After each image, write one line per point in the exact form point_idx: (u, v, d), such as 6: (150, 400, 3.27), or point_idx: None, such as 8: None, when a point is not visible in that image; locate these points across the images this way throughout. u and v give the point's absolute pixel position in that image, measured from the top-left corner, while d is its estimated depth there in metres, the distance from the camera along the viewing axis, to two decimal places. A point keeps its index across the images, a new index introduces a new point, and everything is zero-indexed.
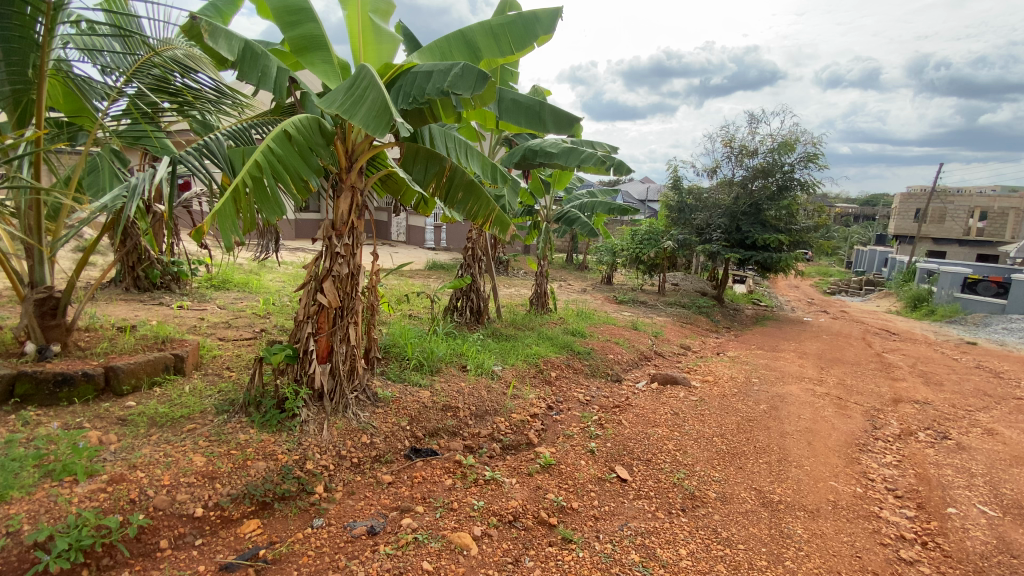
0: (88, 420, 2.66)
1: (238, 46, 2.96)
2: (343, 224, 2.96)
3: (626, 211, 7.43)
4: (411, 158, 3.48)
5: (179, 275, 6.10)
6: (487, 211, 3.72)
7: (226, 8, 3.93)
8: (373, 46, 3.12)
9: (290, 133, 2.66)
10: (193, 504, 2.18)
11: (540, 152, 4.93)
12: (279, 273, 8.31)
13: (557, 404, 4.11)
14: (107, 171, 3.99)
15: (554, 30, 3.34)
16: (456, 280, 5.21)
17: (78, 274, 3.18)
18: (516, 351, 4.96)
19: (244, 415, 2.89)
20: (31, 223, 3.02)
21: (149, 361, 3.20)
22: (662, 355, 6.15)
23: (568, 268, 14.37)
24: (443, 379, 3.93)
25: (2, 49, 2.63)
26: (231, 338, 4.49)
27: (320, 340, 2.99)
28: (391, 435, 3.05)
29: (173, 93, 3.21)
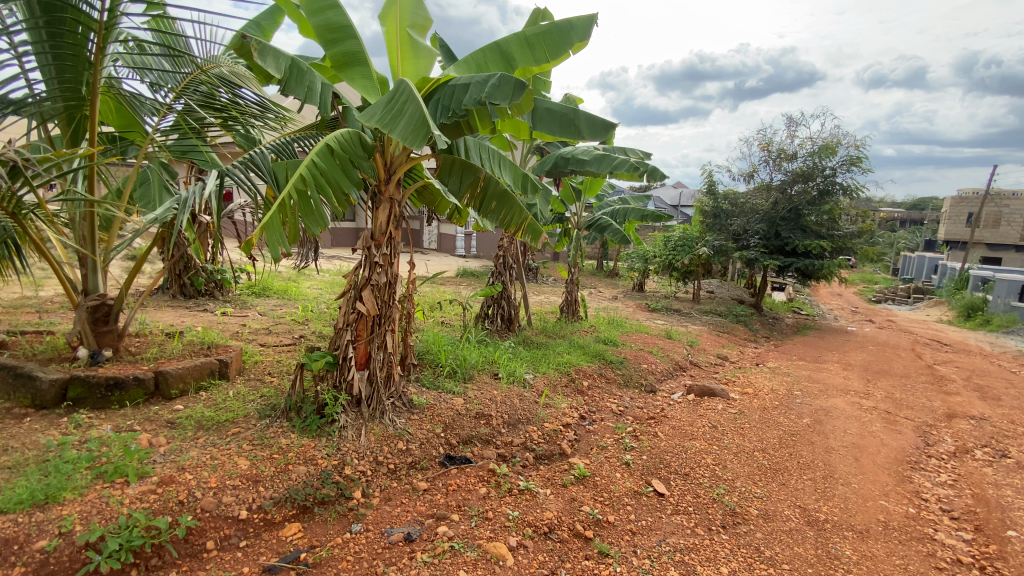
0: (138, 423, 2.79)
1: (285, 64, 3.05)
2: (382, 234, 3.03)
3: (660, 218, 7.33)
4: (447, 170, 3.52)
5: (222, 283, 6.35)
6: (520, 220, 3.80)
7: (268, 25, 4.12)
8: (412, 60, 3.18)
9: (332, 147, 2.75)
10: (237, 506, 2.25)
11: (573, 159, 4.92)
12: (317, 280, 8.54)
13: (590, 414, 4.07)
14: (156, 184, 4.22)
15: (589, 36, 3.31)
16: (488, 287, 5.24)
17: (128, 283, 3.35)
18: (548, 359, 4.94)
19: (286, 419, 2.97)
20: (85, 234, 3.18)
21: (196, 366, 3.34)
22: (698, 365, 6.00)
23: (600, 276, 14.25)
24: (475, 386, 3.95)
25: (57, 67, 2.80)
26: (271, 344, 4.63)
27: (358, 348, 3.05)
28: (426, 442, 3.08)
29: (219, 108, 3.37)
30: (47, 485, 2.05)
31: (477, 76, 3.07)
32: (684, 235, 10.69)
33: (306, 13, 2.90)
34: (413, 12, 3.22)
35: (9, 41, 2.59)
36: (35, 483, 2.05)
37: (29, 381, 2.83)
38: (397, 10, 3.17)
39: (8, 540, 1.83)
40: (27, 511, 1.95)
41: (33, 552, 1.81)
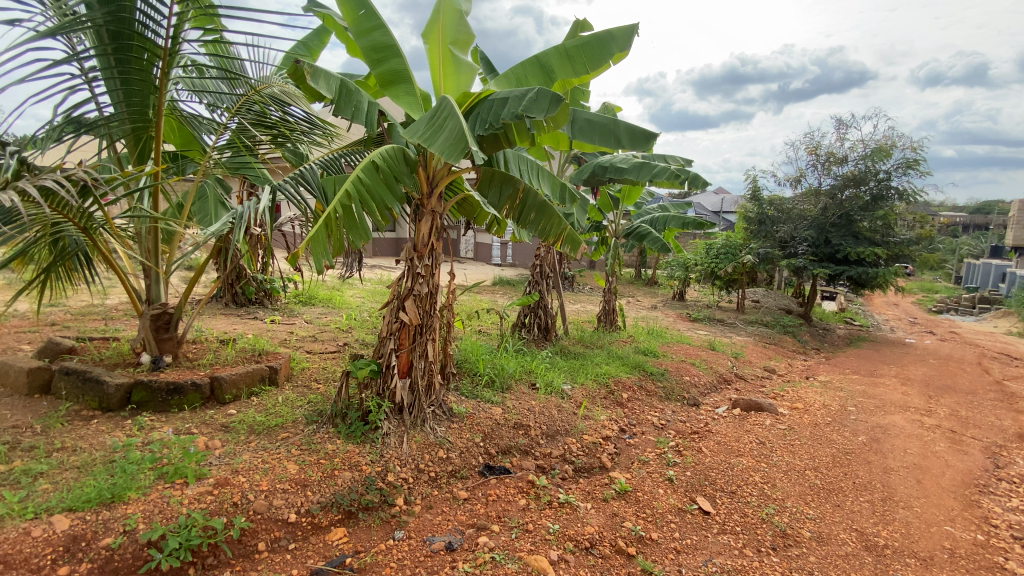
0: (195, 426, 2.94)
1: (336, 84, 3.21)
2: (424, 246, 3.10)
3: (702, 226, 7.16)
4: (487, 182, 3.58)
5: (271, 292, 6.62)
6: (559, 231, 3.74)
7: (315, 45, 4.33)
8: (453, 76, 3.26)
9: (377, 163, 2.83)
10: (287, 510, 2.33)
11: (612, 168, 4.89)
12: (359, 289, 8.78)
13: (630, 427, 3.99)
14: (213, 198, 4.49)
15: (629, 46, 3.30)
16: (525, 297, 5.26)
17: (187, 292, 3.54)
18: (586, 369, 4.89)
19: (332, 425, 3.07)
20: (149, 247, 3.39)
21: (248, 372, 3.50)
22: (743, 378, 5.80)
23: (638, 285, 14.03)
24: (513, 396, 3.95)
25: (125, 91, 3.01)
26: (317, 351, 4.80)
27: (401, 356, 3.13)
28: (466, 451, 3.10)
29: (271, 126, 3.56)
30: (113, 486, 2.17)
31: (516, 90, 3.11)
32: (727, 243, 10.40)
33: (354, 35, 3.03)
34: (454, 29, 3.30)
35: (82, 68, 2.82)
36: (102, 482, 2.19)
37: (97, 385, 3.03)
38: (440, 28, 3.27)
39: (78, 537, 1.95)
40: (95, 509, 2.07)
41: (99, 549, 1.92)
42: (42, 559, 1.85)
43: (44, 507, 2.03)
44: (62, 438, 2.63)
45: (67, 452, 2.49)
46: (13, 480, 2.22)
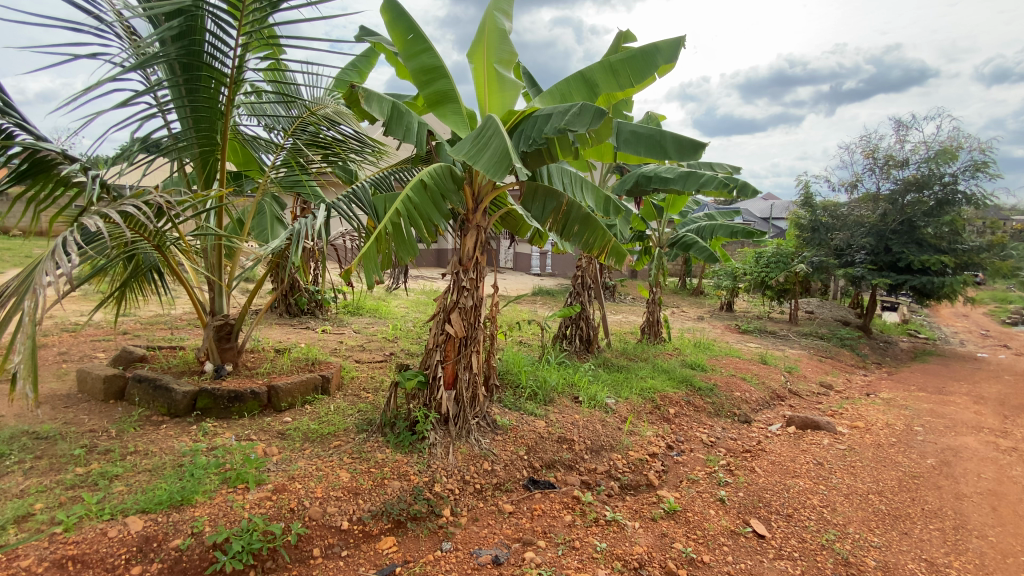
0: (254, 433, 3.09)
1: (387, 108, 3.32)
2: (469, 259, 3.16)
3: (751, 235, 6.93)
4: (530, 196, 3.62)
5: (322, 302, 6.89)
6: (602, 242, 3.75)
7: (363, 66, 4.53)
8: (498, 94, 3.32)
9: (425, 182, 2.92)
10: (340, 517, 2.41)
11: (656, 178, 4.83)
12: (404, 300, 9.00)
13: (677, 444, 3.90)
14: (270, 215, 4.75)
15: (676, 57, 3.27)
16: (566, 308, 5.24)
17: (247, 304, 3.73)
18: (630, 383, 4.82)
19: (381, 434, 3.16)
20: (213, 262, 3.61)
21: (303, 382, 3.65)
22: (798, 395, 5.54)
23: (683, 295, 13.69)
24: (557, 409, 3.94)
25: (194, 118, 3.24)
26: (365, 361, 4.95)
27: (446, 367, 3.19)
28: (510, 464, 3.11)
29: (324, 146, 3.74)
30: (181, 489, 2.31)
31: (561, 106, 3.14)
32: (777, 252, 10.01)
33: (403, 59, 3.15)
34: (499, 48, 3.36)
35: (158, 98, 3.06)
36: (172, 486, 2.33)
37: (166, 392, 3.24)
38: (485, 47, 3.34)
39: (150, 538, 2.07)
40: (165, 511, 2.21)
41: (169, 550, 2.04)
42: (117, 559, 1.98)
43: (120, 509, 2.18)
44: (135, 442, 2.81)
45: (140, 455, 2.67)
46: (92, 482, 2.39)
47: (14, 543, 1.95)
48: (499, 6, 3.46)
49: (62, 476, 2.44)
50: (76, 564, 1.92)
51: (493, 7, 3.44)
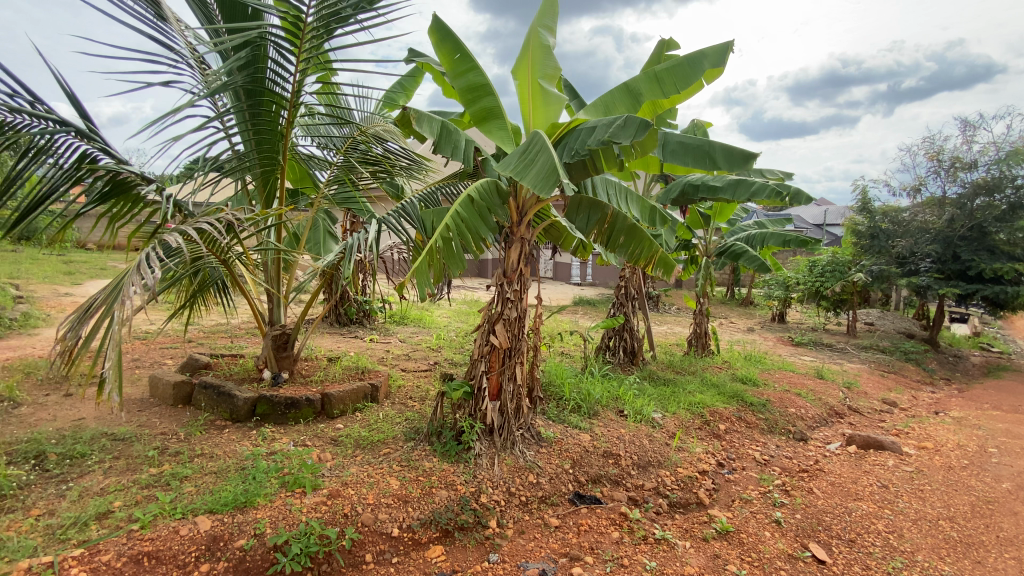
0: (309, 439, 3.23)
1: (437, 126, 3.43)
2: (514, 271, 3.19)
3: (804, 243, 6.65)
4: (575, 209, 3.62)
5: (369, 312, 7.12)
6: (649, 253, 3.72)
7: (409, 84, 4.69)
8: (543, 108, 3.33)
9: (473, 197, 3.00)
10: (390, 524, 2.47)
11: (703, 187, 4.72)
12: (446, 309, 9.17)
13: (728, 461, 3.77)
14: (323, 230, 4.98)
15: (723, 61, 3.20)
16: (610, 319, 5.19)
17: (302, 315, 3.89)
18: (677, 397, 4.71)
19: (428, 443, 3.23)
20: (272, 275, 3.80)
21: (353, 390, 3.77)
22: (858, 412, 5.24)
23: (731, 305, 13.25)
24: (601, 423, 3.90)
25: (258, 140, 3.45)
26: (411, 370, 5.06)
27: (491, 379, 3.22)
28: (555, 477, 3.10)
29: (374, 163, 3.89)
30: (244, 492, 2.44)
31: (606, 118, 3.15)
32: (833, 261, 9.55)
33: (451, 78, 3.24)
34: (543, 63, 3.39)
35: (225, 124, 3.28)
36: (236, 488, 2.47)
37: (229, 398, 3.43)
38: (529, 63, 3.38)
39: (217, 537, 2.19)
40: (230, 512, 2.33)
41: (234, 549, 2.15)
42: (188, 556, 2.10)
43: (190, 508, 2.32)
44: (201, 445, 2.99)
45: (207, 458, 2.84)
46: (165, 482, 2.56)
47: (97, 538, 2.11)
48: (544, 22, 3.51)
49: (138, 476, 2.62)
50: (150, 559, 2.05)
51: (537, 23, 3.49)
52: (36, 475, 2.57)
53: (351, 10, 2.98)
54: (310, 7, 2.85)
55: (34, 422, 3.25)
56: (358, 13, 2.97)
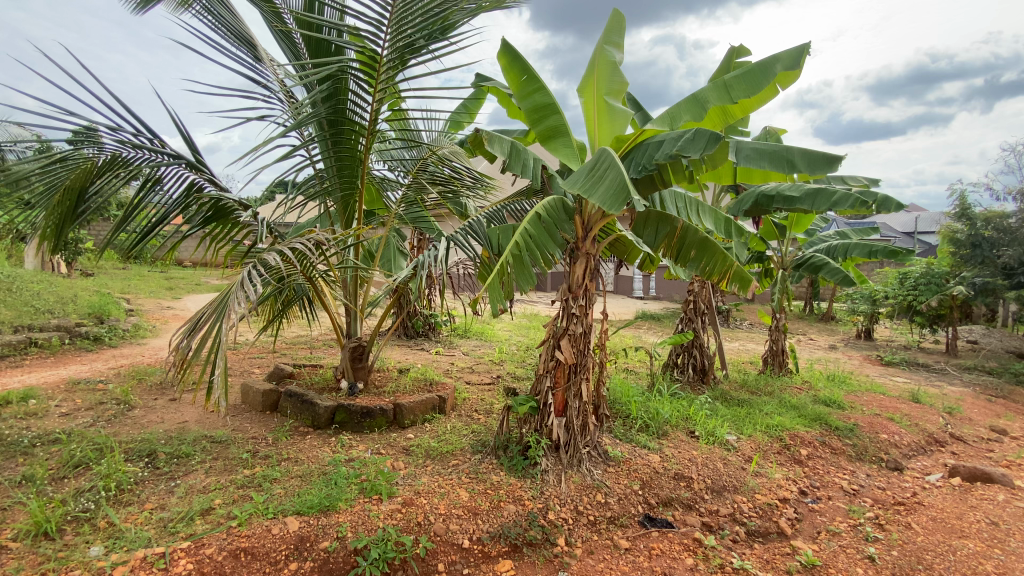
0: (383, 447, 3.37)
1: (506, 146, 3.51)
2: (579, 286, 3.17)
3: (893, 254, 6.14)
4: (642, 223, 3.59)
5: (435, 325, 7.34)
6: (723, 268, 3.60)
7: (473, 105, 4.87)
8: (608, 124, 3.32)
9: (540, 215, 3.06)
10: (461, 535, 2.52)
11: (779, 197, 4.44)
12: (508, 323, 9.28)
13: (812, 489, 3.52)
14: (394, 248, 5.23)
15: (798, 64, 3.08)
16: (677, 335, 5.03)
17: (376, 329, 4.08)
18: (753, 419, 4.48)
19: (495, 456, 3.28)
20: (350, 290, 4.03)
21: (423, 401, 3.91)
22: (963, 440, 4.73)
23: (809, 321, 12.42)
24: (672, 444, 3.78)
25: (339, 166, 3.70)
26: (475, 383, 5.16)
27: (556, 395, 3.23)
28: (625, 498, 3.03)
29: (442, 183, 4.06)
30: (327, 496, 2.59)
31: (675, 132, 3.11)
32: (927, 272, 8.74)
33: (517, 99, 3.33)
34: (609, 79, 3.37)
35: (311, 153, 3.55)
36: (320, 492, 2.62)
37: (311, 406, 3.66)
38: (594, 80, 3.39)
39: (304, 538, 2.33)
40: (315, 515, 2.48)
41: (319, 550, 2.28)
42: (279, 553, 2.25)
43: (280, 509, 2.50)
44: (288, 450, 3.22)
45: (292, 461, 3.06)
46: (257, 483, 2.77)
47: (201, 532, 2.32)
48: (609, 39, 3.52)
49: (234, 476, 2.86)
50: (246, 555, 2.21)
51: (603, 41, 3.50)
52: (149, 472, 2.87)
53: (425, 41, 3.14)
54: (386, 42, 3.03)
55: (146, 423, 3.63)
56: (431, 44, 3.14)
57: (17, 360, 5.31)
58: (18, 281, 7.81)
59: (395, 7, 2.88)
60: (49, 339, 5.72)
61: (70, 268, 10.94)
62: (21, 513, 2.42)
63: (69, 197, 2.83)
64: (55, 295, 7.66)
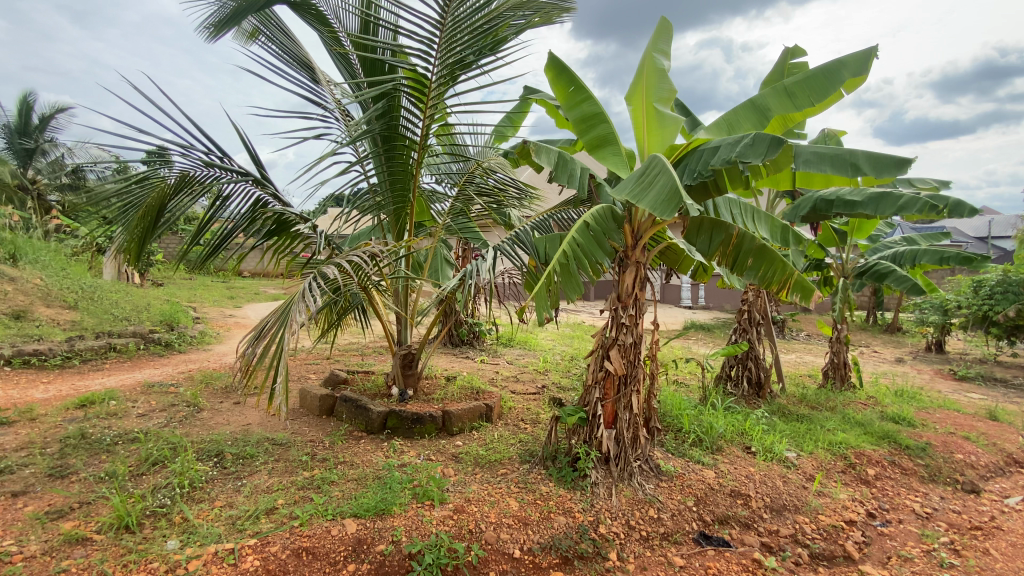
0: (433, 453, 3.43)
1: (554, 156, 3.53)
2: (628, 296, 3.13)
3: (968, 260, 5.72)
4: (695, 231, 3.48)
5: (480, 334, 7.41)
6: (783, 277, 3.48)
7: (518, 117, 4.94)
8: (657, 132, 3.28)
9: (589, 223, 3.05)
10: (512, 545, 2.52)
11: (839, 203, 4.21)
12: (552, 332, 9.25)
13: (881, 512, 3.30)
14: (441, 259, 5.33)
15: (866, 69, 3.02)
16: (730, 347, 4.86)
17: (425, 337, 4.16)
18: (813, 435, 4.26)
19: (544, 467, 3.27)
20: (401, 299, 4.14)
21: (471, 409, 3.95)
22: None
23: (873, 332, 11.68)
24: (727, 459, 3.65)
25: (392, 181, 3.82)
26: (520, 392, 5.16)
27: (606, 406, 3.19)
28: (678, 514, 2.94)
29: (489, 195, 4.11)
30: (382, 500, 2.67)
31: (731, 137, 3.05)
32: (1005, 280, 8.09)
33: (565, 110, 3.35)
34: (658, 86, 3.33)
35: (365, 169, 3.69)
36: (375, 496, 2.70)
37: (364, 411, 3.78)
38: (643, 88, 3.36)
39: (361, 540, 2.40)
40: (371, 518, 2.56)
41: (375, 553, 2.34)
42: (338, 554, 2.32)
43: (339, 511, 2.58)
44: (343, 453, 3.33)
45: (348, 465, 3.16)
46: (316, 485, 2.88)
47: (267, 531, 2.43)
48: (658, 47, 3.49)
49: (295, 477, 2.98)
50: (308, 554, 2.30)
51: (651, 48, 3.47)
52: (218, 471, 3.04)
53: (474, 57, 3.20)
54: (435, 60, 3.07)
55: (214, 424, 3.85)
56: (480, 59, 3.20)
57: (99, 363, 5.75)
58: (99, 291, 8.48)
59: (446, 26, 2.94)
60: (126, 344, 6.17)
61: (143, 278, 11.78)
62: (105, 507, 2.62)
63: (150, 212, 3.08)
64: (131, 303, 8.27)
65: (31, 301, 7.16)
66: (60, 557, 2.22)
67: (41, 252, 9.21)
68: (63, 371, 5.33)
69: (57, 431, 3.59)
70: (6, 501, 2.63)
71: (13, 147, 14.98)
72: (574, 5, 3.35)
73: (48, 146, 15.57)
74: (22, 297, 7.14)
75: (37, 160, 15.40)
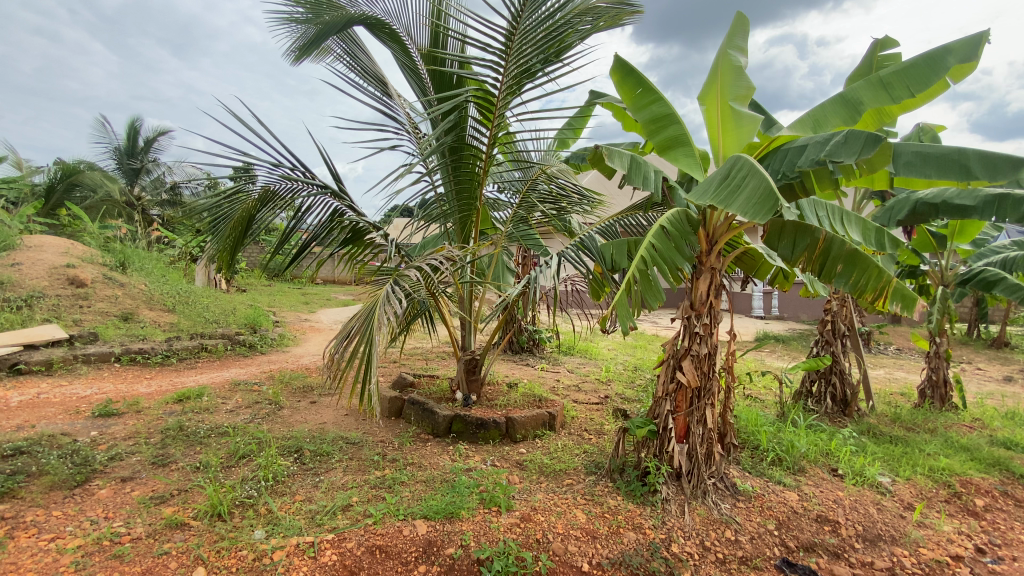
0: (498, 459, 3.45)
1: (626, 159, 3.41)
2: (702, 304, 2.99)
3: None
4: (776, 235, 3.28)
5: (540, 341, 7.38)
6: (879, 284, 3.22)
7: (579, 123, 4.93)
8: (733, 132, 3.11)
9: (665, 227, 2.93)
10: (580, 558, 2.44)
11: (944, 207, 3.80)
12: (612, 341, 9.05)
13: (998, 550, 2.90)
14: (502, 266, 5.33)
15: (976, 54, 2.73)
16: (813, 361, 4.51)
17: (490, 343, 4.18)
18: (911, 460, 3.87)
19: (611, 479, 3.19)
20: (465, 304, 4.18)
21: (534, 416, 3.92)
22: None
23: (977, 347, 10.46)
24: (811, 482, 3.40)
25: (459, 190, 3.88)
26: (583, 401, 5.07)
27: (677, 419, 3.06)
28: (758, 537, 2.75)
29: (553, 202, 4.06)
30: (451, 503, 2.71)
31: (818, 135, 2.87)
32: None
33: (633, 112, 3.27)
34: (734, 84, 3.18)
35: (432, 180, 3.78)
36: (444, 499, 2.76)
37: (431, 414, 3.87)
38: (717, 87, 3.22)
39: (431, 542, 2.44)
40: (440, 520, 2.60)
41: (444, 556, 2.36)
42: (409, 555, 2.37)
43: (410, 512, 2.65)
44: (412, 455, 3.41)
45: (416, 467, 3.24)
46: (387, 485, 2.97)
47: (343, 527, 2.53)
48: (733, 43, 3.33)
49: (368, 476, 3.10)
50: (381, 552, 2.36)
51: (726, 46, 3.32)
52: (298, 467, 3.21)
53: (541, 65, 3.19)
54: (503, 72, 3.10)
55: (293, 422, 4.07)
56: (547, 66, 3.16)
57: (193, 362, 6.27)
58: (193, 296, 9.28)
59: (515, 38, 2.97)
60: (216, 345, 6.68)
61: (229, 285, 12.76)
62: (200, 495, 2.83)
63: (241, 224, 3.33)
64: (220, 307, 8.97)
65: (137, 304, 7.96)
66: (162, 539, 2.42)
67: (145, 260, 10.22)
68: (162, 368, 5.86)
69: (158, 423, 3.94)
70: (117, 485, 2.92)
71: (122, 168, 16.81)
72: (642, 7, 3.27)
73: (152, 166, 17.34)
74: (130, 301, 7.95)
75: (142, 178, 17.18)
